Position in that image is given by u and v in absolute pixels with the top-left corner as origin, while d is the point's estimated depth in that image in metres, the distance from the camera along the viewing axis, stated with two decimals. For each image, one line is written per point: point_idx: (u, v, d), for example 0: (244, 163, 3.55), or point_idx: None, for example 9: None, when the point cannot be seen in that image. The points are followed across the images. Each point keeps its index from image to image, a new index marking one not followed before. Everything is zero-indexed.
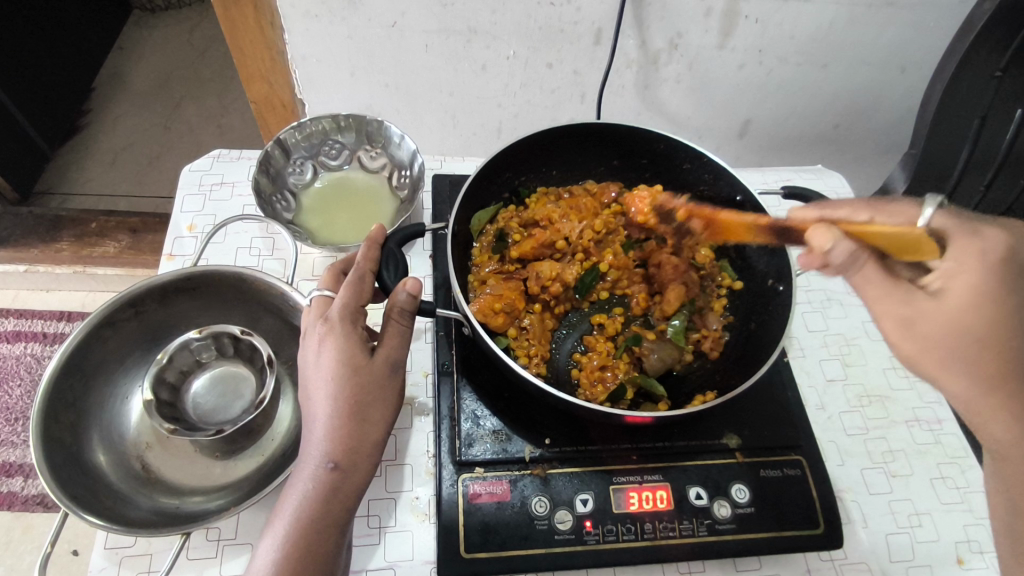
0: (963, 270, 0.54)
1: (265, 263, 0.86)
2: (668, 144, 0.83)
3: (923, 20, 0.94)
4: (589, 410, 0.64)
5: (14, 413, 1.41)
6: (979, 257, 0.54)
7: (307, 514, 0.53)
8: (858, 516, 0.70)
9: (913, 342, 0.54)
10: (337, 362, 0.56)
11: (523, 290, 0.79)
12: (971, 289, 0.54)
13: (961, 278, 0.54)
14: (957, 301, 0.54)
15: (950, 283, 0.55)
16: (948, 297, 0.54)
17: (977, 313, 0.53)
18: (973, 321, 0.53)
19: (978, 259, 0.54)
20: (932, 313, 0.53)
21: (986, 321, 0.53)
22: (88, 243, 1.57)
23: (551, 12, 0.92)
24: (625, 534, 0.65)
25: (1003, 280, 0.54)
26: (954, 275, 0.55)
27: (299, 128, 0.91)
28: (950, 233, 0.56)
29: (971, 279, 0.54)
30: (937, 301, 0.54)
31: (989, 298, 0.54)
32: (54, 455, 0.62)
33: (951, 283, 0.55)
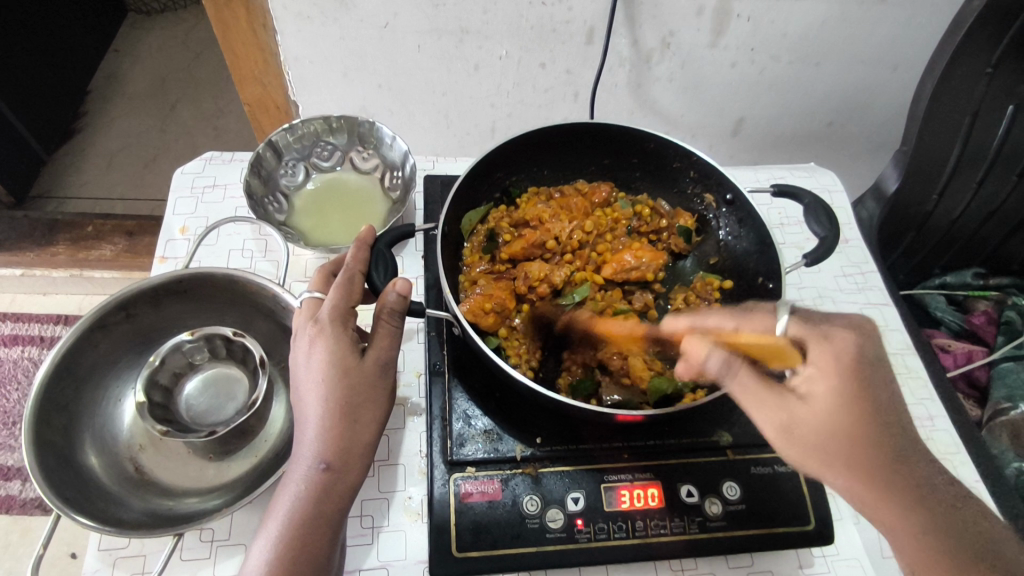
0: (823, 375, 0.57)
1: (257, 265, 0.86)
2: (658, 143, 0.84)
3: (914, 17, 0.94)
4: (579, 410, 0.64)
5: (11, 417, 1.41)
6: (835, 360, 0.57)
7: (298, 516, 0.53)
8: (850, 512, 0.71)
9: (794, 448, 0.56)
10: (328, 364, 0.56)
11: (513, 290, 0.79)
12: (831, 395, 0.56)
13: (822, 384, 0.57)
14: (820, 409, 0.56)
15: (815, 389, 0.57)
16: (812, 402, 0.56)
17: (841, 415, 0.55)
18: (844, 422, 0.55)
19: (835, 364, 0.57)
20: (802, 418, 0.56)
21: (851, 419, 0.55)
22: (84, 247, 1.57)
23: (543, 11, 0.92)
24: (616, 532, 0.65)
25: (863, 385, 0.56)
26: (814, 379, 0.57)
27: (290, 130, 0.91)
28: (808, 338, 0.60)
29: (831, 386, 0.56)
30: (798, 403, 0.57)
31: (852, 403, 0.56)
32: (46, 457, 0.62)
33: (814, 388, 0.57)
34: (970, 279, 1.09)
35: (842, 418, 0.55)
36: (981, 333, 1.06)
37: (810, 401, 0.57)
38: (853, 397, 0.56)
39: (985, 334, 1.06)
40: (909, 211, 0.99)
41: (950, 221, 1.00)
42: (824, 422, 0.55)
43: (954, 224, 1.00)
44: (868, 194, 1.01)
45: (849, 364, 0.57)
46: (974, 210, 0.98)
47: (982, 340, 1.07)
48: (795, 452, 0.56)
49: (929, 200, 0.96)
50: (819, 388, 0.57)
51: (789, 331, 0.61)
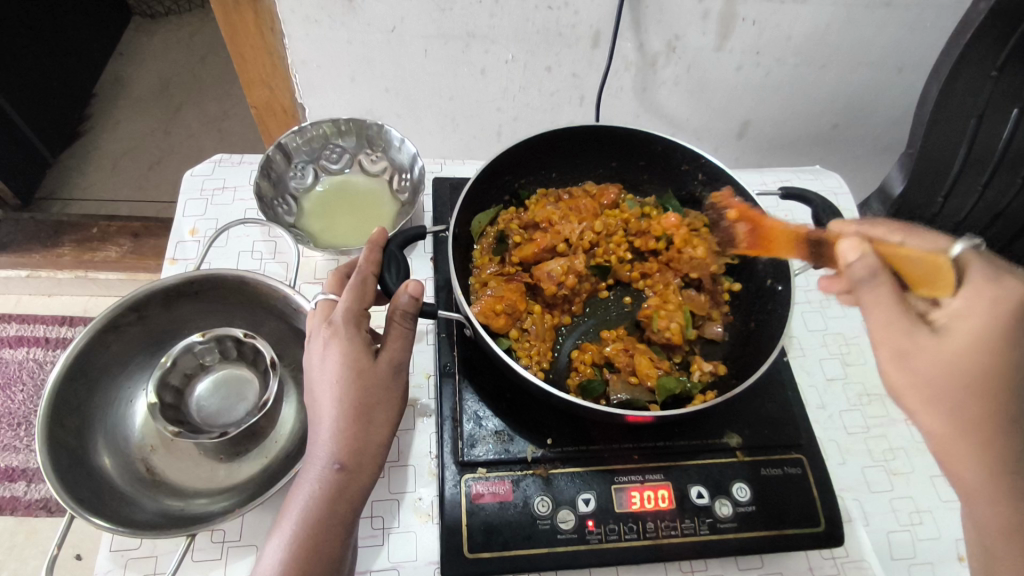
0: (970, 312, 0.52)
1: (266, 267, 0.86)
2: (665, 145, 0.84)
3: (919, 21, 0.94)
4: (590, 411, 0.64)
5: (17, 418, 1.41)
6: (992, 303, 0.52)
7: (312, 516, 0.53)
8: (859, 514, 0.71)
9: (904, 376, 0.52)
10: (342, 365, 0.57)
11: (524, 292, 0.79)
12: (974, 339, 0.51)
13: (970, 321, 0.52)
14: (949, 349, 0.51)
15: (957, 325, 0.52)
16: (946, 338, 0.52)
17: (977, 358, 0.50)
18: (980, 362, 0.50)
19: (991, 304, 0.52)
20: (926, 349, 0.51)
21: (992, 366, 0.50)
22: (89, 249, 1.57)
23: (549, 15, 0.92)
24: (627, 533, 0.65)
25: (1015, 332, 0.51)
26: (961, 316, 0.53)
27: (299, 132, 0.91)
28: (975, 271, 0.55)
29: (979, 330, 0.51)
30: (935, 339, 0.51)
31: (994, 347, 0.51)
32: (59, 457, 0.63)
33: (960, 322, 0.52)
34: None
35: (973, 365, 0.50)
36: None
37: (944, 338, 0.52)
38: (999, 343, 0.51)
39: None
40: (914, 214, 1.00)
41: (955, 224, 0.98)
42: (956, 362, 0.51)
43: (960, 226, 0.97)
44: (873, 196, 1.04)
45: (1007, 308, 0.52)
46: (980, 213, 0.95)
47: None
48: (905, 382, 0.52)
49: (934, 203, 0.97)
50: (965, 327, 0.52)
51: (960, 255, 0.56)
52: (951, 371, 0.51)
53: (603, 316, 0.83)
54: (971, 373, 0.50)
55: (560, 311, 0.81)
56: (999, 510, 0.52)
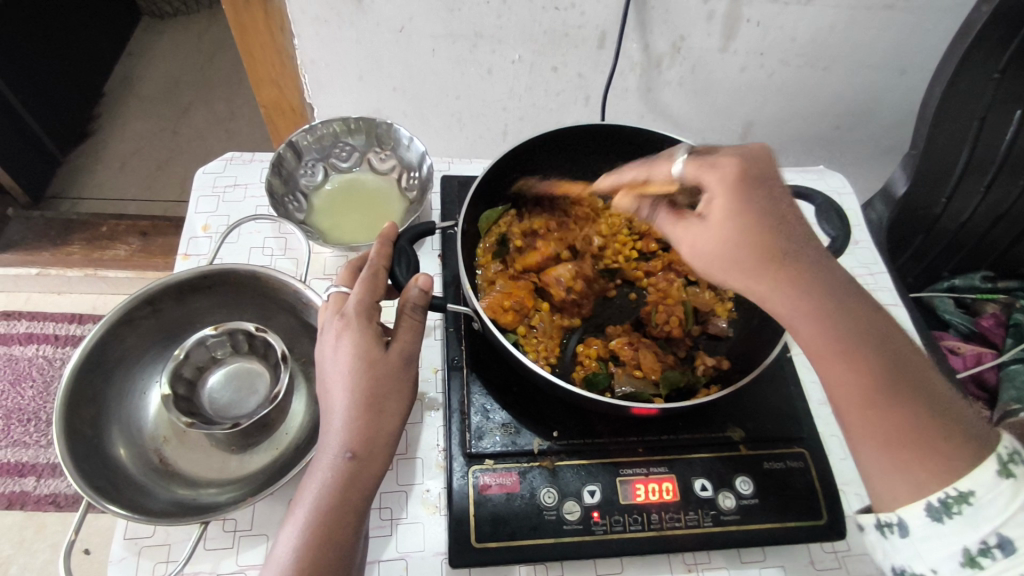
0: (714, 196, 0.56)
1: (277, 262, 0.88)
2: (672, 144, 0.85)
3: (922, 23, 0.95)
4: (595, 402, 0.65)
5: (27, 414, 1.43)
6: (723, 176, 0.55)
7: (325, 503, 0.54)
8: (861, 509, 0.72)
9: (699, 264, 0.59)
10: (354, 357, 0.58)
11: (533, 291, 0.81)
12: (726, 212, 0.55)
13: (716, 203, 0.55)
14: (712, 228, 0.56)
15: (711, 207, 0.56)
16: (710, 221, 0.56)
17: (737, 225, 0.54)
18: (738, 228, 0.54)
19: (723, 181, 0.55)
20: (702, 237, 0.57)
21: (746, 228, 0.54)
22: (99, 247, 1.61)
23: (556, 16, 0.94)
24: (632, 525, 0.66)
25: (752, 191, 0.55)
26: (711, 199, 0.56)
27: (310, 130, 0.93)
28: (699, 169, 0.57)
29: (726, 205, 0.55)
30: (704, 224, 0.57)
31: (742, 211, 0.54)
32: (76, 447, 0.64)
33: (711, 206, 0.56)
34: (977, 281, 1.08)
35: (732, 234, 0.55)
36: (988, 335, 1.05)
37: (709, 220, 0.56)
38: (745, 207, 0.54)
39: (993, 336, 1.04)
40: (917, 214, 1.00)
41: (958, 225, 1.01)
42: (716, 235, 0.56)
43: (962, 227, 1.01)
44: (876, 196, 1.03)
45: (736, 179, 0.55)
46: (982, 214, 0.99)
47: (989, 342, 1.05)
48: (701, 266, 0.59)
49: (937, 203, 0.97)
50: (716, 205, 0.55)
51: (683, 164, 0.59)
52: (724, 240, 0.55)
53: (608, 313, 0.84)
54: (740, 239, 0.55)
55: (569, 314, 0.81)
56: (829, 340, 0.53)
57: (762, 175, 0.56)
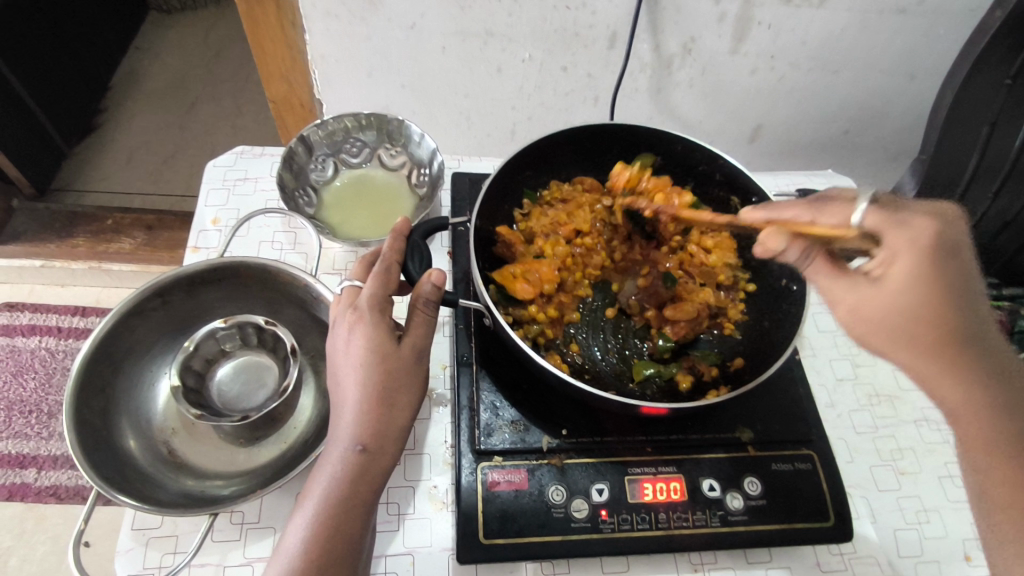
0: (899, 257, 0.52)
1: (287, 257, 0.88)
2: (685, 145, 0.86)
3: (933, 28, 0.95)
4: (605, 401, 0.65)
5: (28, 406, 1.43)
6: (913, 242, 0.51)
7: (335, 495, 0.54)
8: (867, 512, 0.72)
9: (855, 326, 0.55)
10: (367, 350, 0.58)
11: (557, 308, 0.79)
12: (909, 274, 0.51)
13: (900, 266, 0.52)
14: (889, 290, 0.53)
15: (889, 271, 0.53)
16: (885, 284, 0.53)
17: (914, 294, 0.51)
18: (907, 301, 0.52)
19: (913, 245, 0.51)
20: (871, 299, 0.54)
21: (921, 300, 0.51)
22: (103, 240, 1.61)
23: (567, 16, 0.94)
24: (639, 523, 0.66)
25: (939, 269, 0.51)
26: (892, 261, 0.53)
27: (321, 125, 0.93)
28: (885, 225, 0.52)
29: (912, 266, 0.51)
30: (876, 286, 0.54)
31: (927, 279, 0.51)
32: (85, 437, 0.64)
33: (890, 269, 0.53)
34: None
35: (910, 297, 0.52)
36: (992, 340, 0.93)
37: (883, 282, 0.53)
38: (931, 276, 0.51)
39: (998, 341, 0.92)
40: None
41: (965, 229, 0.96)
42: (894, 300, 0.52)
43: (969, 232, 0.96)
44: None
45: (930, 246, 0.51)
46: (990, 219, 0.94)
47: None
48: (856, 328, 0.56)
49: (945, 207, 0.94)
50: (897, 268, 0.52)
51: (864, 222, 0.53)
52: (905, 308, 0.52)
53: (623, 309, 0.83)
54: (910, 314, 0.52)
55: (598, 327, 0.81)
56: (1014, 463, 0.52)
57: (958, 243, 0.52)
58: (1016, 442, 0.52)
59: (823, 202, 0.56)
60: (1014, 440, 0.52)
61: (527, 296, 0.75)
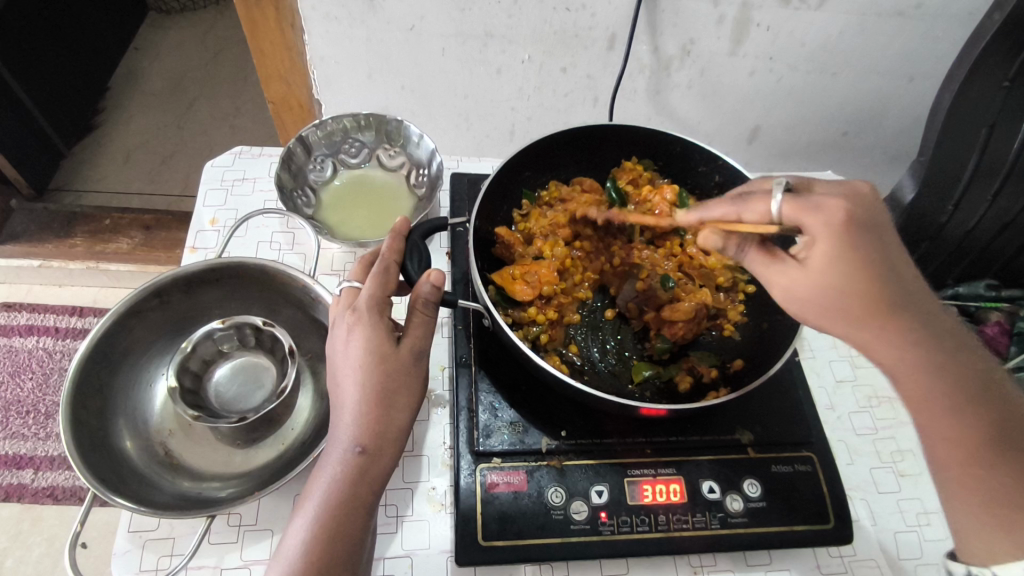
0: (817, 241, 0.51)
1: (285, 257, 0.87)
2: (684, 146, 0.86)
3: (932, 31, 0.95)
4: (605, 402, 0.65)
5: (25, 407, 1.42)
6: (827, 224, 0.50)
7: (334, 497, 0.54)
8: (867, 514, 0.72)
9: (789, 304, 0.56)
10: (366, 351, 0.58)
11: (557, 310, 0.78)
12: (828, 256, 0.50)
13: (819, 249, 0.51)
14: (813, 272, 0.52)
15: (812, 254, 0.52)
16: (809, 267, 0.52)
17: (837, 272, 0.50)
18: (830, 281, 0.51)
19: (828, 228, 0.49)
20: (798, 281, 0.54)
21: (842, 277, 0.50)
22: (101, 240, 1.60)
23: (567, 18, 0.94)
24: (639, 525, 0.66)
25: (858, 245, 0.50)
26: (813, 244, 0.51)
27: (320, 126, 0.93)
28: (799, 212, 0.51)
29: (829, 249, 0.50)
30: (802, 268, 0.53)
31: (848, 258, 0.50)
32: (81, 438, 0.64)
33: (812, 252, 0.52)
34: (981, 289, 0.98)
35: (831, 277, 0.51)
36: (993, 344, 0.93)
37: (809, 265, 0.53)
38: (847, 255, 0.50)
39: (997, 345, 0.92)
40: (922, 222, 0.97)
41: (963, 233, 0.97)
42: (823, 281, 0.52)
43: (967, 236, 0.97)
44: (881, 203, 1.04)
45: (843, 225, 0.49)
46: (989, 222, 0.94)
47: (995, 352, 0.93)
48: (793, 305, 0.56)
49: (943, 211, 0.95)
50: (817, 251, 0.51)
51: (780, 211, 0.52)
52: (829, 286, 0.51)
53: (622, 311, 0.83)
54: (838, 290, 0.51)
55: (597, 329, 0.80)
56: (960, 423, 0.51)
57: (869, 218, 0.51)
58: (954, 397, 0.52)
59: (744, 199, 0.56)
60: (953, 397, 0.52)
61: (526, 298, 0.75)
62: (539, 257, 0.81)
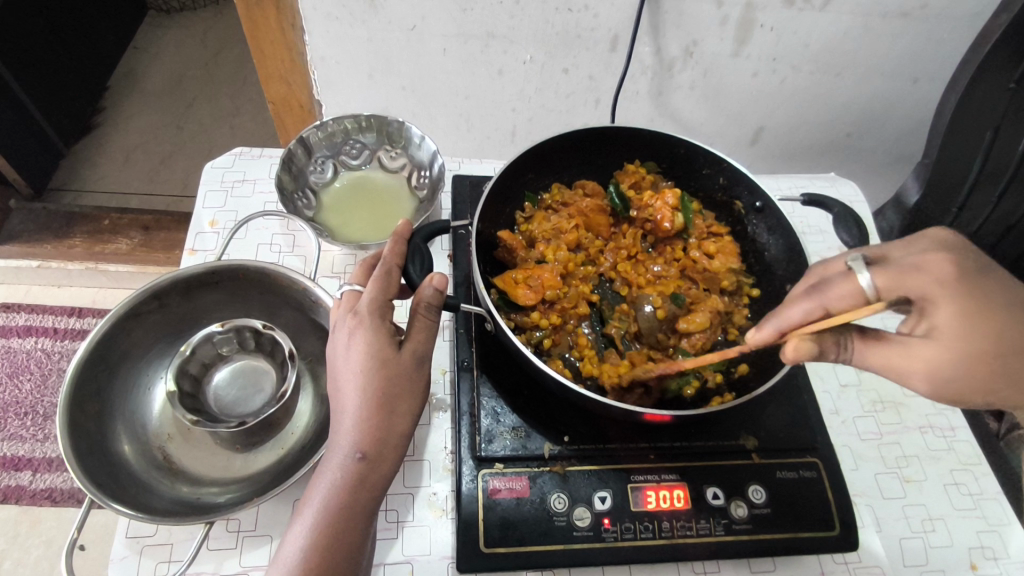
0: (937, 304, 0.52)
1: (285, 259, 0.87)
2: (689, 148, 0.85)
3: (936, 32, 0.95)
4: (609, 408, 0.64)
5: (23, 408, 1.41)
6: (939, 279, 0.51)
7: (334, 505, 0.53)
8: (872, 520, 0.71)
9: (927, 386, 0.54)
10: (367, 356, 0.57)
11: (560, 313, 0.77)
12: (956, 318, 0.51)
13: (942, 314, 0.52)
14: (944, 342, 0.52)
15: (937, 323, 0.52)
16: (940, 337, 0.52)
17: (973, 331, 0.51)
18: (973, 345, 0.51)
19: (943, 286, 0.51)
20: (931, 357, 0.52)
21: (982, 338, 0.51)
22: (101, 240, 1.59)
23: (570, 18, 0.93)
24: (642, 532, 0.65)
25: (977, 295, 0.52)
26: (931, 309, 0.52)
27: (321, 127, 0.92)
28: (893, 279, 0.52)
29: (956, 309, 0.51)
30: (931, 342, 0.52)
31: (975, 314, 0.51)
32: (79, 443, 0.63)
33: (935, 322, 0.52)
34: None
35: (971, 341, 0.51)
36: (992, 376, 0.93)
37: (936, 334, 0.52)
38: (973, 310, 0.51)
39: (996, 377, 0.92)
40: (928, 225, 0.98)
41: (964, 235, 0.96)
42: (959, 348, 0.52)
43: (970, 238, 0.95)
44: (886, 206, 1.03)
45: (959, 279, 0.52)
46: (991, 225, 0.93)
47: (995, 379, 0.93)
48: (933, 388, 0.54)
49: (948, 213, 0.95)
50: (942, 317, 0.52)
51: (874, 282, 0.52)
52: (970, 351, 0.52)
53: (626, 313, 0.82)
54: (981, 351, 0.52)
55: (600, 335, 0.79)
56: None
57: (978, 263, 0.54)
58: None
59: (820, 289, 0.54)
60: None
61: (529, 303, 0.75)
62: (541, 261, 0.80)
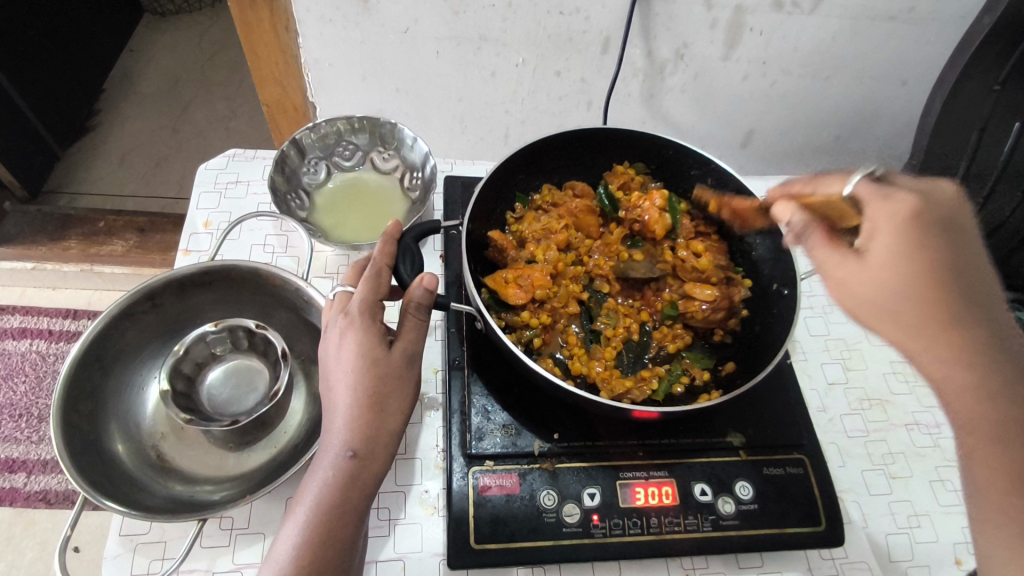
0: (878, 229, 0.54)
1: (278, 260, 0.87)
2: (677, 150, 0.86)
3: (923, 35, 0.96)
4: (599, 406, 0.65)
5: (18, 410, 1.41)
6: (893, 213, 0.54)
7: (324, 503, 0.54)
8: (858, 516, 0.72)
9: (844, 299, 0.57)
10: (357, 355, 0.58)
11: (550, 311, 0.78)
12: (890, 250, 0.53)
13: (881, 238, 0.54)
14: (875, 265, 0.54)
15: (872, 245, 0.55)
16: (872, 258, 0.55)
17: (899, 265, 0.53)
18: (894, 275, 0.53)
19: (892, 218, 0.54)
20: (859, 272, 0.55)
21: (908, 270, 0.53)
22: (95, 243, 1.60)
23: (561, 21, 0.94)
24: (631, 528, 0.66)
25: (923, 238, 0.53)
26: (874, 233, 0.55)
27: (313, 129, 0.93)
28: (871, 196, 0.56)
29: (893, 242, 0.53)
30: (862, 259, 0.55)
31: (913, 253, 0.53)
32: (72, 441, 0.63)
33: (872, 241, 0.55)
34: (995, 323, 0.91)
35: (896, 271, 0.53)
36: None
37: (868, 257, 0.55)
38: (912, 250, 0.53)
39: None
40: None
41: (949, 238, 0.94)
42: (881, 274, 0.54)
43: None
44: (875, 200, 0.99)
45: (911, 221, 0.53)
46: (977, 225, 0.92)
47: None
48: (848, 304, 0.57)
49: None
50: (880, 244, 0.54)
51: (855, 191, 0.57)
52: (890, 284, 0.53)
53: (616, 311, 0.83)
54: (905, 289, 0.53)
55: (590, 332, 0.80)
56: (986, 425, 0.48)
57: (942, 221, 0.54)
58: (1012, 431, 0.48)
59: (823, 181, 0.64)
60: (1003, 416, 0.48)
61: (519, 302, 0.76)
62: (532, 261, 0.81)
